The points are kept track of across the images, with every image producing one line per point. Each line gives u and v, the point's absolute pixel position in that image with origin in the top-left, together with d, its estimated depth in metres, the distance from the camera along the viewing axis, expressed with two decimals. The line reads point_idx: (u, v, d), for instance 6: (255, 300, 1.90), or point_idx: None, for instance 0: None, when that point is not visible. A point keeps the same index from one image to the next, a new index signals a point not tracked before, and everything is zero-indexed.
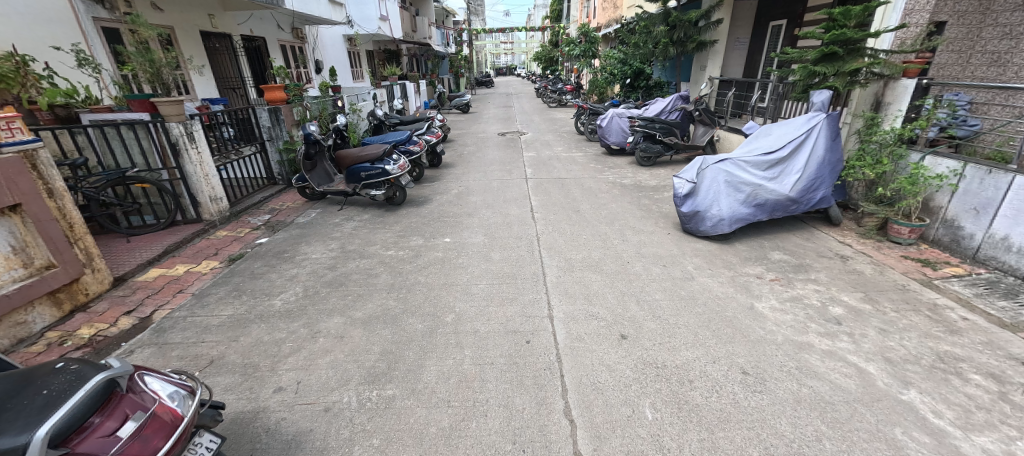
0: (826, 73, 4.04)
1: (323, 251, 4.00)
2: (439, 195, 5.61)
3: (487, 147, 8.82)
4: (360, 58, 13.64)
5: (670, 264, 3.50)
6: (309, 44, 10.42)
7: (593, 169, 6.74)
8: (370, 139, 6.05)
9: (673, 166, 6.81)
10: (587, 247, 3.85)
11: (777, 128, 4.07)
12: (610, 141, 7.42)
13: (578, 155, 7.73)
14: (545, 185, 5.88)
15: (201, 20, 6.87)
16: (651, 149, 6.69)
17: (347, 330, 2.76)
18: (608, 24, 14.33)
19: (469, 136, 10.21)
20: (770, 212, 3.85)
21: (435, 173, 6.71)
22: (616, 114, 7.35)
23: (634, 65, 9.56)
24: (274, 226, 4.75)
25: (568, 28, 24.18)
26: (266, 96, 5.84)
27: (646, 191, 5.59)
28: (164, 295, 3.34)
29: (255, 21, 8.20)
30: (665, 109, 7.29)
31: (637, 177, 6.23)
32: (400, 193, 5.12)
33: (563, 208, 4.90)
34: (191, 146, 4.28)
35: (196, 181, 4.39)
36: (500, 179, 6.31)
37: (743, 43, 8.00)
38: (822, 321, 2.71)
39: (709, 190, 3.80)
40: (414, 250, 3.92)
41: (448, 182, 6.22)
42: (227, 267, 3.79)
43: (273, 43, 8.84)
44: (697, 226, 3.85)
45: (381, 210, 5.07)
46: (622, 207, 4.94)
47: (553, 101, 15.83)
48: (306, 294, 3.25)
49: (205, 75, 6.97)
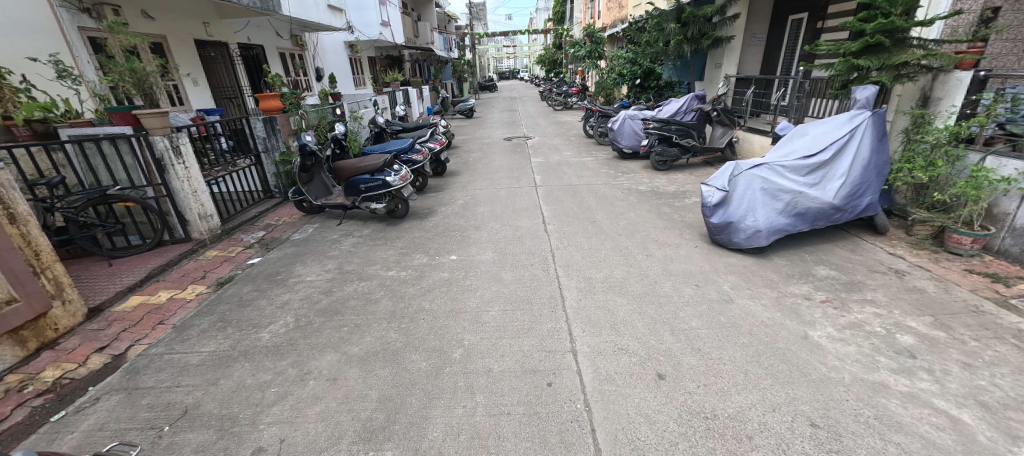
0: (869, 66, 3.65)
1: (319, 273, 3.67)
2: (444, 206, 5.27)
3: (493, 153, 8.49)
4: (361, 64, 13.42)
5: (704, 283, 3.12)
6: (309, 51, 10.20)
7: (606, 175, 6.38)
8: (370, 148, 5.74)
9: (691, 170, 6.42)
10: (608, 264, 3.48)
11: (816, 128, 3.67)
12: (622, 144, 7.05)
13: (588, 160, 7.37)
14: (556, 193, 5.53)
15: (195, 28, 6.64)
16: (667, 152, 6.31)
17: (342, 370, 2.41)
18: (614, 24, 13.99)
19: (474, 142, 9.89)
20: (811, 222, 3.46)
21: (439, 183, 6.38)
22: (629, 117, 6.97)
23: (644, 65, 9.13)
24: (269, 244, 4.45)
25: (570, 30, 23.87)
26: (261, 106, 5.57)
27: (665, 197, 5.21)
28: (143, 329, 3.02)
29: (252, 29, 7.97)
30: (681, 110, 6.88)
31: (654, 183, 5.85)
32: (403, 205, 4.78)
33: (577, 219, 4.54)
34: (177, 161, 3.98)
35: (184, 198, 4.09)
36: (508, 187, 5.97)
37: (759, 40, 7.61)
38: (893, 355, 2.32)
39: (743, 199, 3.42)
40: (417, 270, 3.58)
41: (453, 191, 5.89)
42: (214, 292, 3.47)
43: (271, 51, 8.60)
44: (729, 238, 3.49)
45: (382, 224, 4.74)
46: (641, 216, 4.57)
47: (559, 104, 15.34)
48: (298, 324, 2.91)
49: (200, 84, 6.71)
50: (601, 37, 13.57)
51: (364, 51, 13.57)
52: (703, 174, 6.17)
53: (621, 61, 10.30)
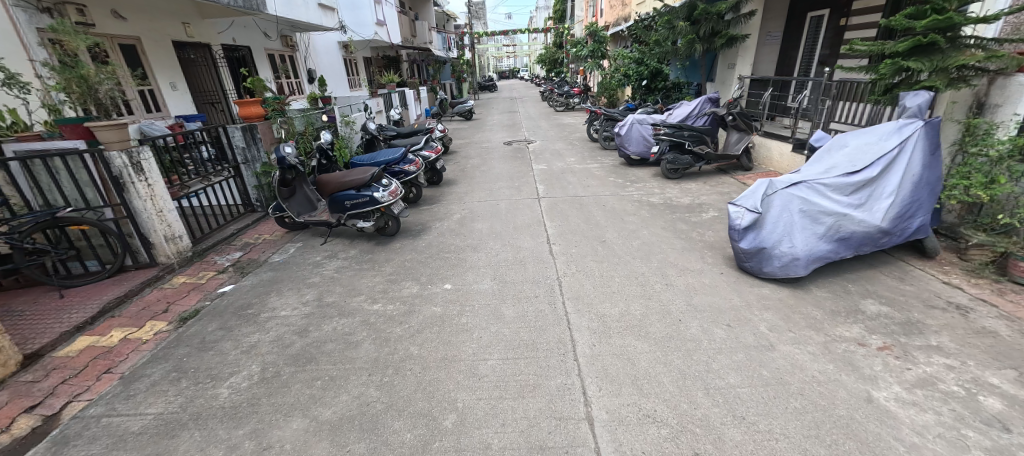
0: (920, 69, 3.19)
1: (295, 306, 3.24)
2: (439, 221, 4.85)
3: (492, 159, 8.06)
4: (356, 65, 13.00)
5: (737, 323, 2.69)
6: (300, 52, 9.78)
7: (613, 184, 5.96)
8: (359, 158, 5.33)
9: (704, 178, 5.98)
10: (624, 296, 3.06)
11: (859, 138, 3.23)
12: (630, 151, 6.63)
13: (594, 167, 6.94)
14: (560, 206, 5.11)
15: (173, 29, 6.23)
16: (680, 160, 5.87)
17: (307, 444, 1.98)
18: (617, 22, 13.52)
19: (473, 146, 9.46)
20: (855, 248, 3.04)
21: (434, 194, 5.95)
22: (637, 121, 6.53)
23: (651, 65, 8.68)
24: (244, 268, 4.03)
25: (572, 28, 23.42)
26: (240, 112, 5.15)
27: (680, 211, 4.78)
28: (84, 380, 2.59)
29: (238, 29, 7.55)
30: (694, 114, 6.46)
31: (666, 194, 5.41)
32: (393, 222, 4.33)
33: (585, 238, 4.11)
34: (138, 178, 3.55)
35: (147, 219, 3.66)
36: (509, 199, 5.54)
37: (775, 38, 7.18)
38: (983, 428, 1.89)
39: (779, 222, 2.99)
40: (406, 303, 3.15)
41: (449, 204, 5.46)
42: (175, 330, 3.05)
43: (258, 52, 8.18)
44: (761, 265, 3.07)
45: (370, 243, 4.31)
46: (655, 234, 4.14)
47: (560, 105, 14.89)
48: (263, 376, 2.48)
49: (178, 89, 6.29)
50: (604, 36, 13.11)
51: (359, 52, 13.16)
52: (718, 184, 5.74)
53: (626, 61, 9.85)
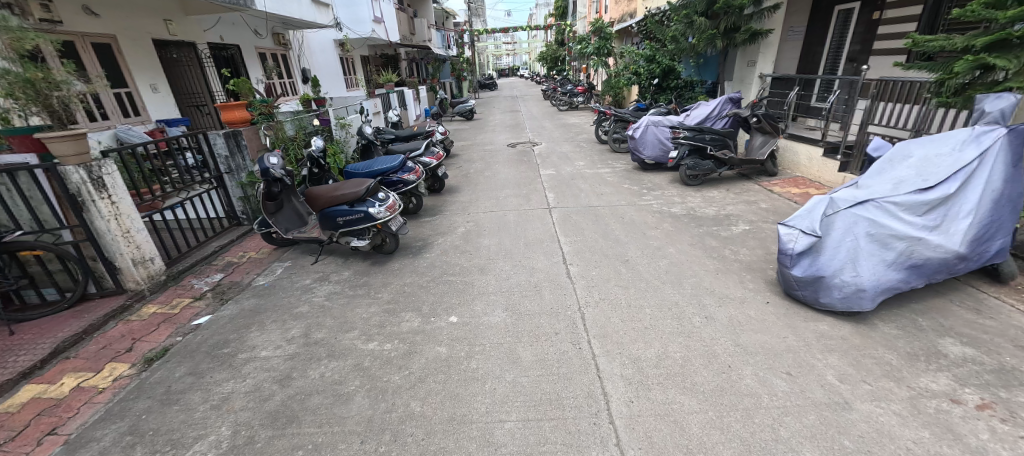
0: (1004, 67, 2.74)
1: (278, 344, 2.81)
2: (441, 236, 4.42)
3: (496, 163, 7.63)
4: (353, 64, 12.55)
5: (799, 371, 2.27)
6: (293, 50, 9.33)
7: (629, 191, 5.52)
8: (354, 165, 4.88)
9: (727, 185, 5.55)
10: (659, 333, 2.63)
11: (927, 147, 2.81)
12: (645, 155, 6.20)
13: (605, 172, 6.50)
14: (574, 218, 4.67)
15: (154, 26, 5.80)
16: (700, 166, 5.44)
17: None
18: (623, 18, 13.04)
19: (475, 149, 9.02)
20: (928, 277, 2.62)
21: (436, 203, 5.52)
22: (653, 123, 6.09)
23: (664, 63, 8.21)
24: (225, 293, 3.60)
25: (574, 25, 22.92)
26: (224, 118, 4.69)
27: (707, 224, 4.35)
28: (21, 445, 2.17)
29: (226, 25, 7.10)
30: (714, 115, 6.01)
31: (687, 203, 4.97)
32: (391, 239, 3.89)
33: (606, 257, 3.68)
34: (99, 195, 3.11)
35: (111, 241, 3.22)
36: (517, 209, 5.11)
37: (798, 34, 6.74)
38: None
39: (841, 247, 2.57)
40: (405, 341, 2.72)
41: (452, 215, 5.02)
42: (138, 376, 2.62)
43: (248, 50, 7.74)
44: (818, 296, 2.65)
45: (366, 263, 3.88)
46: (684, 253, 3.71)
47: (564, 104, 14.41)
48: (234, 442, 2.06)
49: (160, 91, 5.86)
50: (610, 32, 12.63)
51: (357, 50, 12.70)
52: (743, 191, 5.30)
53: (635, 58, 9.37)
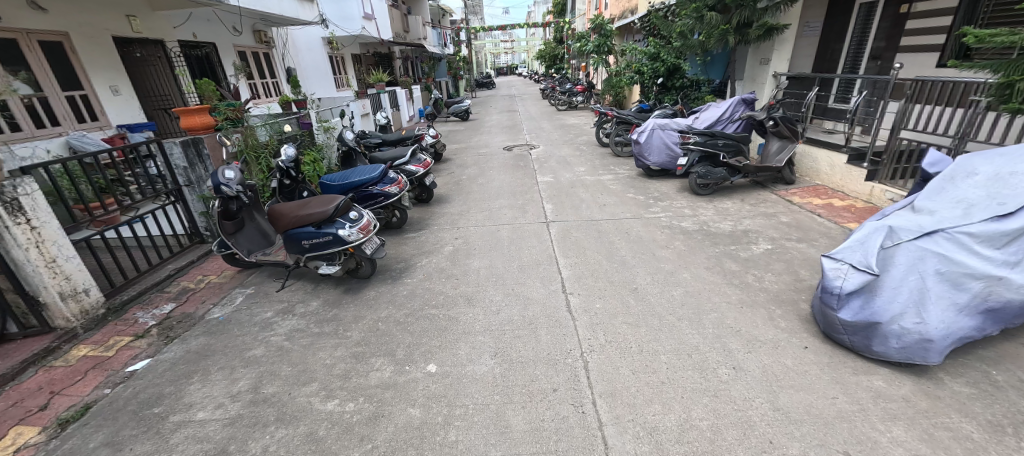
0: None
1: (219, 403, 2.33)
2: (426, 257, 3.94)
3: (491, 168, 7.15)
4: (343, 63, 12.05)
5: (860, 449, 1.80)
6: (277, 49, 8.83)
7: (634, 202, 5.04)
8: (331, 175, 4.38)
9: (741, 195, 5.08)
10: (679, 391, 2.16)
11: (1002, 160, 2.30)
12: (650, 161, 5.74)
13: (608, 179, 6.03)
14: (574, 234, 4.20)
15: (114, 22, 5.31)
16: (713, 174, 4.94)
17: None
18: (624, 15, 12.55)
19: (469, 152, 8.55)
20: (1008, 322, 2.15)
21: (423, 216, 5.04)
22: (659, 126, 5.62)
23: (668, 61, 7.73)
24: (173, 329, 3.12)
25: (573, 22, 22.38)
26: (182, 123, 4.24)
27: (723, 242, 3.88)
28: None
29: (199, 22, 6.61)
30: (725, 118, 5.53)
31: (699, 216, 4.50)
32: (367, 264, 3.41)
33: (611, 285, 3.21)
34: (14, 220, 2.63)
35: (32, 273, 2.74)
36: (511, 223, 4.63)
37: (814, 30, 6.28)
38: None
39: (903, 288, 2.11)
40: (371, 401, 2.24)
41: (440, 231, 4.54)
42: (43, 447, 2.14)
43: (225, 48, 7.26)
44: (872, 345, 2.19)
45: (339, 291, 3.40)
46: (700, 279, 3.24)
47: (563, 104, 13.92)
48: None
49: (121, 93, 5.39)
50: (611, 29, 12.12)
51: (347, 48, 12.19)
52: (759, 202, 4.83)
53: (637, 56, 8.88)
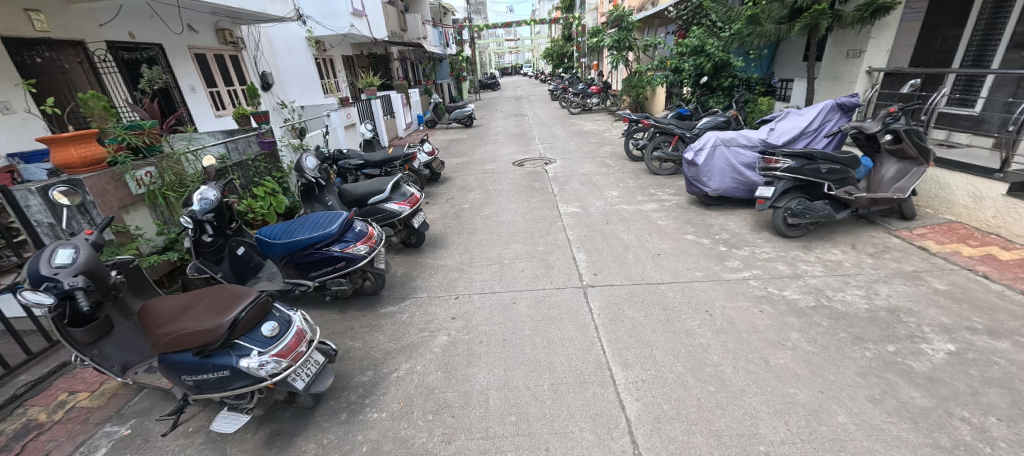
0: None
1: None
2: (404, 359, 2.58)
3: (500, 192, 5.78)
4: (332, 66, 10.76)
5: None
6: (247, 50, 7.57)
7: (699, 249, 3.66)
8: (268, 228, 3.01)
9: (848, 237, 3.67)
10: None
11: None
12: (710, 188, 4.35)
13: (652, 210, 4.63)
14: (629, 313, 2.82)
15: (9, 19, 4.06)
16: (813, 210, 3.51)
17: None
18: (648, 4, 11.07)
19: (473, 169, 7.20)
20: None
21: (409, 272, 3.68)
22: (723, 142, 4.27)
23: (715, 55, 6.30)
24: None
25: (583, 18, 20.86)
26: (57, 159, 2.91)
27: (867, 334, 2.47)
28: None
29: (137, 19, 5.38)
30: (811, 131, 4.18)
31: (805, 278, 3.10)
32: (306, 396, 2.10)
33: (720, 444, 1.82)
34: None
35: None
36: (531, 287, 3.26)
37: (916, 12, 4.84)
38: None
39: None
40: None
41: (430, 302, 3.17)
42: None
43: (175, 51, 6.02)
44: None
45: (257, 446, 2.04)
46: (875, 431, 1.85)
47: (577, 106, 12.53)
48: None
49: (18, 109, 4.13)
50: (631, 22, 10.66)
51: (337, 49, 10.91)
52: (882, 251, 3.41)
53: (673, 50, 7.47)
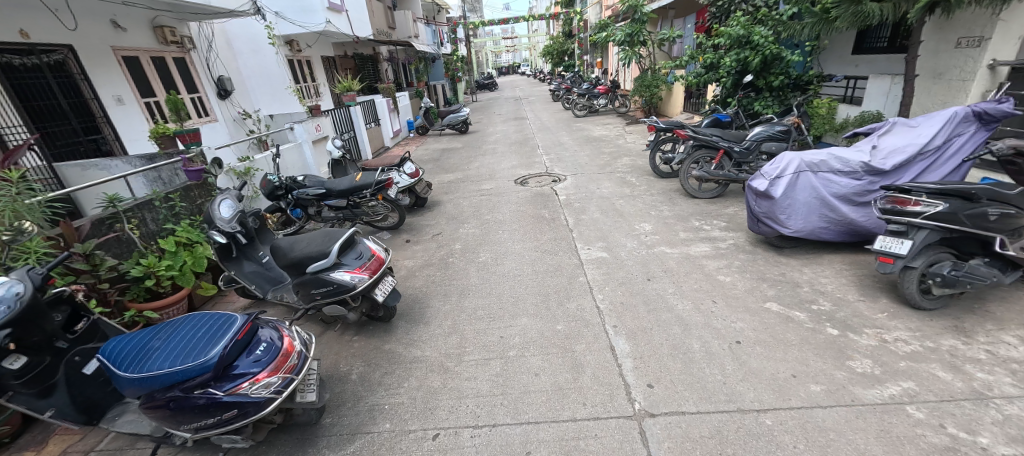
0: None
1: None
2: None
3: (500, 225, 4.59)
4: (309, 68, 9.54)
5: None
6: (197, 51, 6.35)
7: (797, 333, 2.48)
8: (110, 346, 1.76)
9: (1016, 311, 2.48)
10: None
11: None
12: (789, 228, 3.18)
13: (707, 257, 3.45)
14: None
15: None
16: (978, 277, 2.34)
17: None
18: None
19: (468, 189, 5.99)
20: None
21: (367, 373, 2.48)
22: (808, 167, 3.11)
23: (764, 47, 5.10)
24: None
25: (584, 12, 19.58)
26: None
27: None
28: None
29: (29, 12, 4.19)
30: (932, 150, 2.98)
31: (997, 403, 1.92)
32: None
33: None
34: None
35: None
36: (551, 413, 2.07)
37: None
38: None
39: None
40: None
41: (389, 449, 1.96)
42: None
43: (92, 53, 4.83)
44: None
45: None
46: None
47: (581, 107, 11.33)
48: None
49: None
50: (646, 14, 9.43)
51: (314, 49, 9.68)
52: None
53: (705, 43, 6.25)
